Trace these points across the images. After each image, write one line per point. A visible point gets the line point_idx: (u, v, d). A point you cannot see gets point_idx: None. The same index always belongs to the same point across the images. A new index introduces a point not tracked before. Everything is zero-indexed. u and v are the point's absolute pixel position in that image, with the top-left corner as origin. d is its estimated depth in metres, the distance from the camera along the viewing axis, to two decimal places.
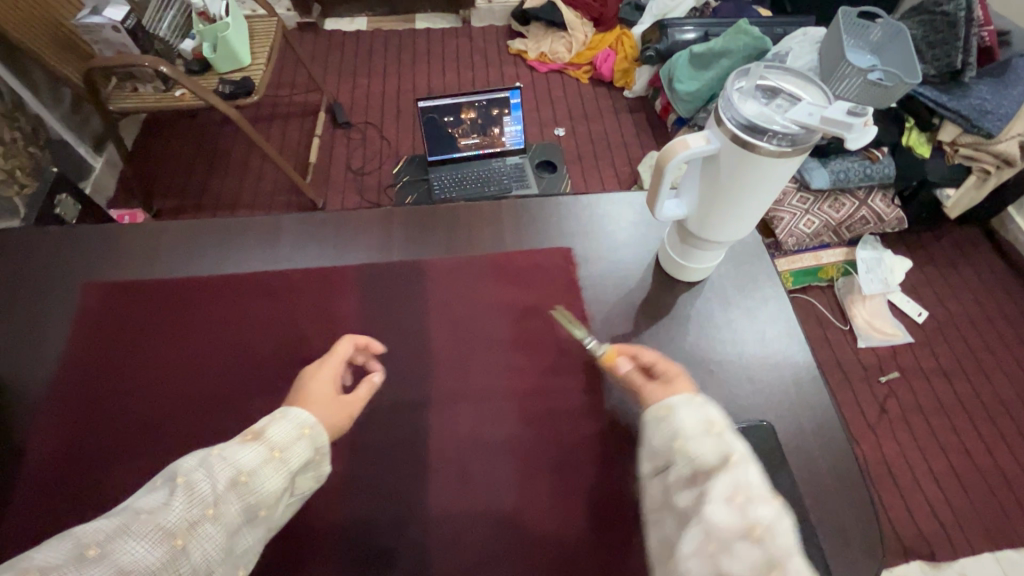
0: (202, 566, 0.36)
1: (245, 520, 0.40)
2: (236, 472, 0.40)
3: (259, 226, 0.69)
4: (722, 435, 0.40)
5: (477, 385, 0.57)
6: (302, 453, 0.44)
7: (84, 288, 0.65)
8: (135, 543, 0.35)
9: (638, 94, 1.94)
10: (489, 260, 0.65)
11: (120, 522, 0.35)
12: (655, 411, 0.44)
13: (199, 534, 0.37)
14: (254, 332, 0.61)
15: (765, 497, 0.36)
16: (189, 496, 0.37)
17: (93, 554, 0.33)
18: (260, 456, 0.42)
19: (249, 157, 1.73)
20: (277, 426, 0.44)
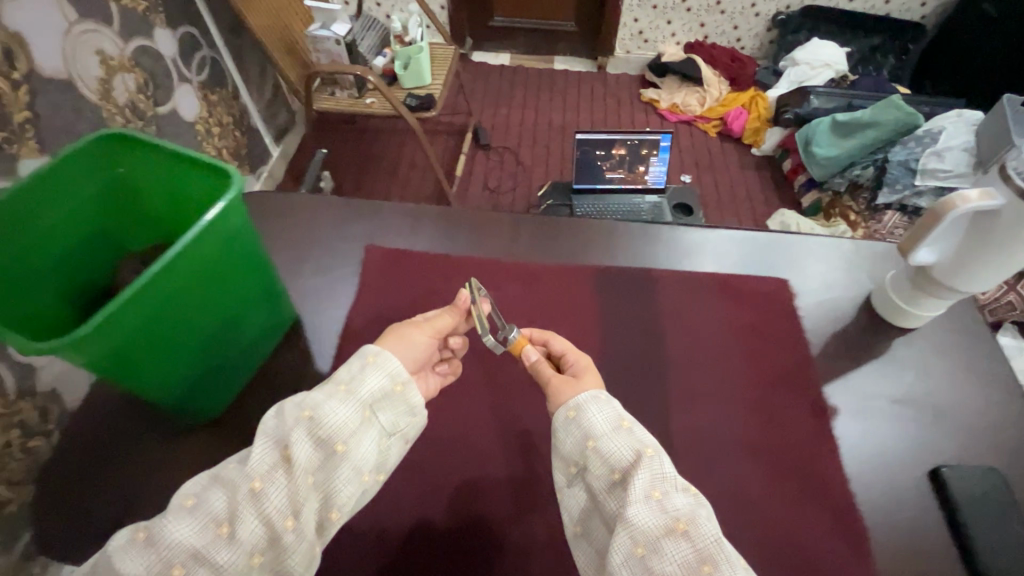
0: (286, 504, 0.41)
1: (322, 457, 0.44)
2: (303, 412, 0.44)
3: (499, 221, 0.78)
4: (630, 430, 0.47)
5: (707, 387, 0.61)
6: (371, 385, 0.47)
7: (369, 248, 0.73)
8: (220, 495, 0.41)
9: (766, 152, 1.99)
10: (713, 277, 0.70)
11: (209, 478, 0.42)
12: (563, 413, 0.49)
13: (273, 479, 0.42)
14: (504, 309, 0.67)
15: (648, 473, 0.43)
16: (268, 444, 0.43)
17: (191, 503, 0.40)
18: (325, 396, 0.45)
19: (399, 164, 1.90)
20: (345, 368, 0.48)
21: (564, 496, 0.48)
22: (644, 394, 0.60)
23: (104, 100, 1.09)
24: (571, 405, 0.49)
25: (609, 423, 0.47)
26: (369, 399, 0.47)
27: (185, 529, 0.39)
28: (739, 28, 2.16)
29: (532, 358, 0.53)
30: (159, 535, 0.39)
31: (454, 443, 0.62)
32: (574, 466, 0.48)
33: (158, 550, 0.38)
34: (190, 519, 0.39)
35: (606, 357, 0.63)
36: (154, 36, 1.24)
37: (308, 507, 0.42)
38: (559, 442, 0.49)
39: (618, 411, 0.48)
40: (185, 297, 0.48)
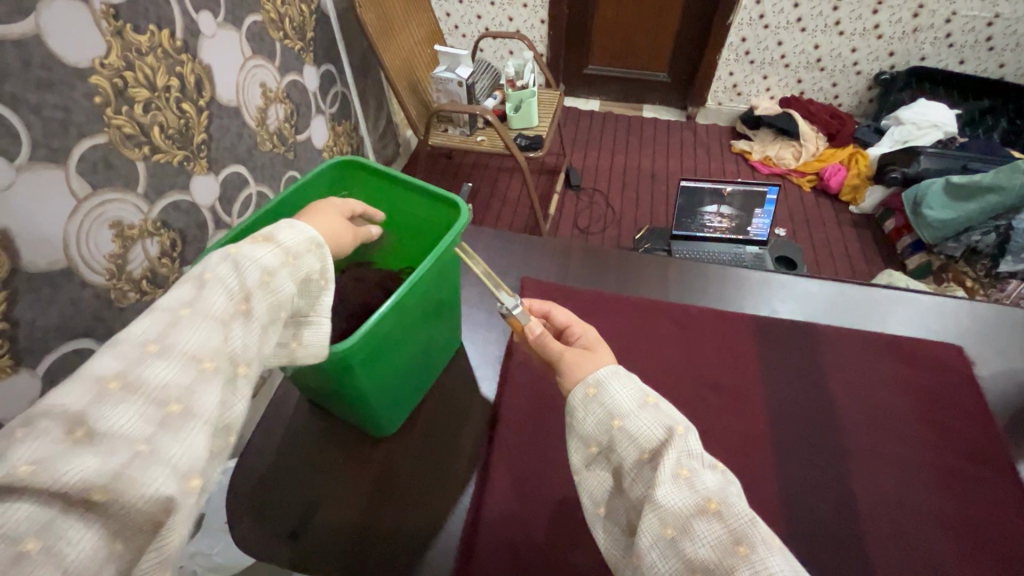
0: (250, 354, 0.38)
1: (273, 320, 0.41)
2: (263, 272, 0.40)
3: (648, 263, 0.79)
4: (657, 406, 0.40)
5: (890, 451, 0.58)
6: (313, 264, 0.44)
7: (524, 280, 0.75)
8: (189, 336, 0.35)
9: (865, 211, 1.94)
10: (881, 338, 0.68)
11: (166, 319, 0.35)
12: (582, 391, 0.42)
13: (239, 328, 0.37)
14: (665, 348, 0.67)
15: (673, 447, 0.37)
16: (223, 292, 0.37)
17: (156, 346, 0.33)
18: (280, 260, 0.41)
19: (493, 198, 1.96)
20: (282, 233, 0.43)
21: (582, 478, 0.42)
22: (819, 451, 0.58)
23: (259, 128, 1.07)
24: (591, 380, 0.42)
25: (618, 393, 0.41)
26: (310, 276, 0.44)
27: (164, 370, 0.33)
28: (837, 86, 2.15)
29: (536, 331, 0.48)
30: (139, 383, 0.32)
31: (529, 459, 0.58)
32: (594, 446, 0.41)
33: (136, 396, 0.31)
34: (167, 361, 0.33)
35: (776, 408, 0.62)
36: (304, 72, 1.31)
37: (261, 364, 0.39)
38: (577, 420, 0.42)
39: (628, 381, 0.42)
40: (413, 310, 0.53)
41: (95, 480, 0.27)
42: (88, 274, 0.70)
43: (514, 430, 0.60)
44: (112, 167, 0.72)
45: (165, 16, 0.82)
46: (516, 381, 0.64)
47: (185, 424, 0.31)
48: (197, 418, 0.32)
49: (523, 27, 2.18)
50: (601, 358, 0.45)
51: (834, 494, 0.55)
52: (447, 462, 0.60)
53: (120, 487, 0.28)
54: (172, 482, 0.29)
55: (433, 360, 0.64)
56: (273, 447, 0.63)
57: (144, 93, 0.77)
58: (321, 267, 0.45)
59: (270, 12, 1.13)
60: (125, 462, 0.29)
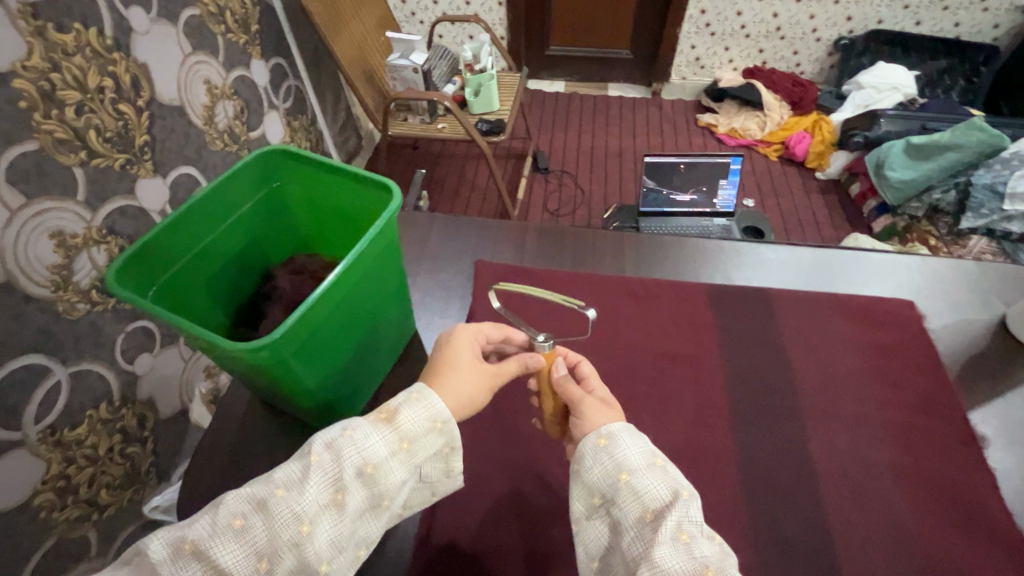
0: (328, 547, 0.38)
1: (368, 505, 0.41)
2: (366, 463, 0.40)
3: (607, 240, 0.79)
4: (665, 469, 0.42)
5: (845, 409, 0.59)
6: (427, 450, 0.43)
7: (478, 263, 0.75)
8: (269, 526, 0.37)
9: (831, 176, 1.96)
10: (836, 299, 0.68)
11: (260, 495, 0.38)
12: (593, 440, 0.44)
13: (321, 521, 0.38)
14: (621, 322, 0.67)
15: (687, 514, 0.39)
16: (318, 481, 0.39)
17: (240, 523, 0.37)
18: (389, 450, 0.41)
19: (461, 186, 1.94)
20: (405, 412, 0.43)
21: (581, 529, 0.43)
22: (780, 413, 0.59)
23: (207, 126, 1.03)
24: (603, 431, 0.44)
25: (634, 455, 0.42)
26: (423, 462, 0.43)
27: (232, 555, 0.36)
28: (799, 54, 2.15)
29: (561, 371, 0.50)
30: (214, 558, 0.36)
31: (486, 450, 0.58)
32: (598, 497, 0.42)
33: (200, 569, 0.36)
34: (236, 548, 0.36)
35: (737, 375, 0.62)
36: (252, 67, 1.26)
37: (343, 552, 0.39)
38: (583, 467, 0.43)
39: (646, 445, 0.44)
40: (350, 301, 0.51)
41: None
42: (31, 288, 0.66)
43: (470, 424, 0.60)
44: (47, 175, 0.68)
45: (91, 14, 0.78)
46: None
47: None
48: None
49: (481, 10, 2.14)
50: (613, 412, 0.47)
51: (792, 454, 0.56)
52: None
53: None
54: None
55: (381, 354, 0.62)
56: (232, 451, 0.61)
57: (75, 95, 0.73)
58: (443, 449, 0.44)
59: (209, 6, 1.09)
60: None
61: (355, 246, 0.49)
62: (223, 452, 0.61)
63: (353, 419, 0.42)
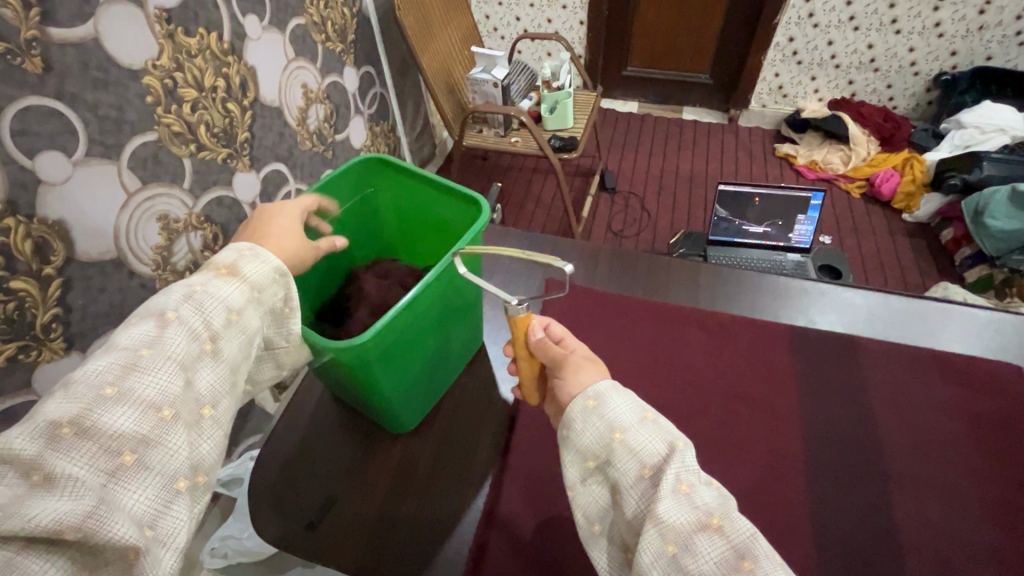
0: (213, 388, 0.39)
1: (241, 351, 0.42)
2: (229, 308, 0.42)
3: (680, 267, 0.77)
4: (657, 422, 0.40)
5: (935, 476, 0.54)
6: (278, 297, 0.46)
7: (550, 281, 0.75)
8: (149, 381, 0.36)
9: (919, 219, 1.84)
10: (931, 355, 0.63)
11: (126, 360, 0.36)
12: (582, 402, 0.42)
13: (202, 364, 0.39)
14: (693, 354, 0.65)
15: (678, 457, 0.38)
16: (184, 330, 0.39)
17: (112, 392, 0.34)
18: (243, 294, 0.43)
19: (527, 199, 1.97)
20: (246, 265, 0.44)
21: (576, 493, 0.42)
22: (858, 470, 0.55)
23: (299, 127, 1.10)
24: (591, 392, 0.42)
25: (616, 406, 0.41)
26: (270, 313, 0.45)
27: (119, 418, 0.34)
28: (893, 87, 2.04)
29: (538, 336, 0.46)
30: (95, 429, 0.33)
31: (548, 470, 0.57)
32: (592, 460, 0.41)
33: (93, 441, 0.33)
34: (124, 408, 0.34)
35: (812, 423, 0.58)
36: (344, 73, 1.34)
37: (227, 398, 0.40)
38: (575, 431, 0.42)
39: (621, 393, 0.42)
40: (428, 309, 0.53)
41: (57, 530, 0.29)
42: (135, 265, 0.72)
43: (532, 437, 0.60)
44: (161, 164, 0.75)
45: (214, 20, 0.85)
46: None
47: (133, 478, 0.33)
48: (153, 467, 0.34)
49: (562, 28, 2.16)
50: (596, 375, 0.44)
51: (869, 516, 0.52)
52: (462, 462, 0.60)
53: (84, 532, 0.29)
54: (131, 532, 0.31)
55: (451, 360, 0.63)
56: (299, 437, 0.64)
57: (192, 93, 0.79)
58: (286, 299, 0.47)
59: (313, 15, 1.17)
60: (91, 508, 0.30)
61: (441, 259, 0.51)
62: (290, 437, 0.64)
63: (192, 280, 0.42)
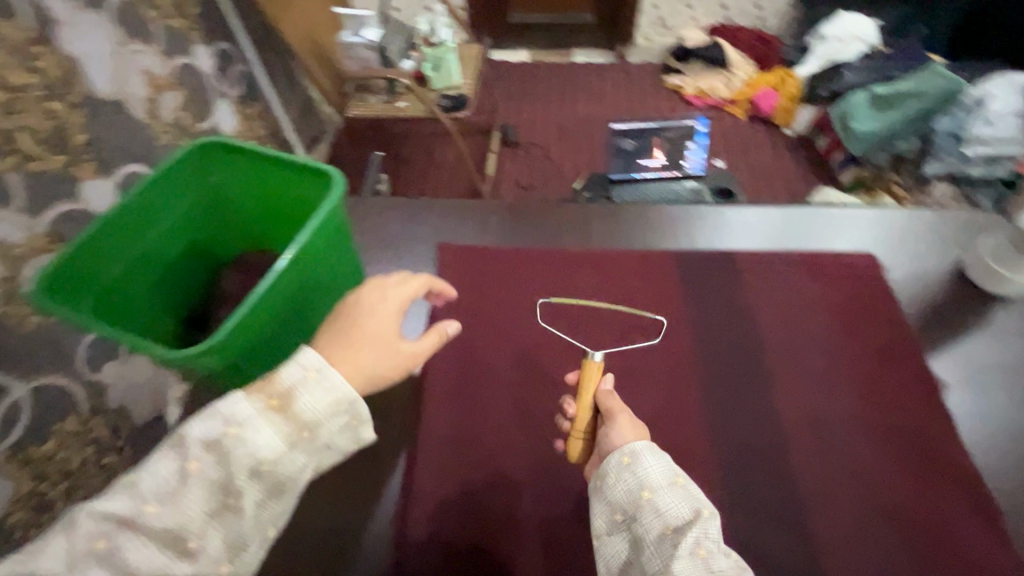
0: (223, 546, 0.39)
1: (270, 491, 0.41)
2: (260, 459, 0.40)
3: (570, 210, 0.77)
4: (686, 487, 0.42)
5: (811, 365, 0.60)
6: (328, 433, 0.43)
7: (441, 246, 0.72)
8: (139, 544, 0.37)
9: (799, 132, 1.96)
10: (799, 257, 0.68)
11: (126, 516, 0.37)
12: (617, 458, 0.44)
13: (209, 526, 0.39)
14: (591, 294, 0.67)
15: (705, 528, 0.39)
16: (204, 489, 0.39)
17: (101, 549, 0.36)
18: (281, 438, 0.41)
19: (430, 165, 1.90)
20: (302, 397, 0.42)
21: (601, 543, 0.43)
22: (749, 373, 0.59)
23: (151, 120, 0.98)
24: (627, 450, 0.44)
25: (655, 469, 0.43)
26: (329, 440, 0.43)
27: None
28: (762, 8, 2.13)
29: (605, 388, 0.49)
30: None
31: (460, 443, 0.56)
32: (619, 514, 0.43)
33: None
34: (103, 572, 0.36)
35: (705, 340, 0.62)
36: (196, 53, 1.20)
37: (242, 547, 0.40)
38: (607, 485, 0.44)
39: (667, 463, 0.44)
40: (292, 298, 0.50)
41: None
42: None
43: (438, 405, 0.59)
44: None
45: None
46: (441, 349, 0.63)
47: None
48: None
49: None
50: (640, 432, 0.46)
51: (760, 414, 0.56)
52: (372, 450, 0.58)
53: None
54: None
55: (344, 343, 0.60)
56: None
57: None
58: (352, 422, 0.44)
59: None
60: None
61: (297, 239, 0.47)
62: None
63: (241, 410, 0.40)
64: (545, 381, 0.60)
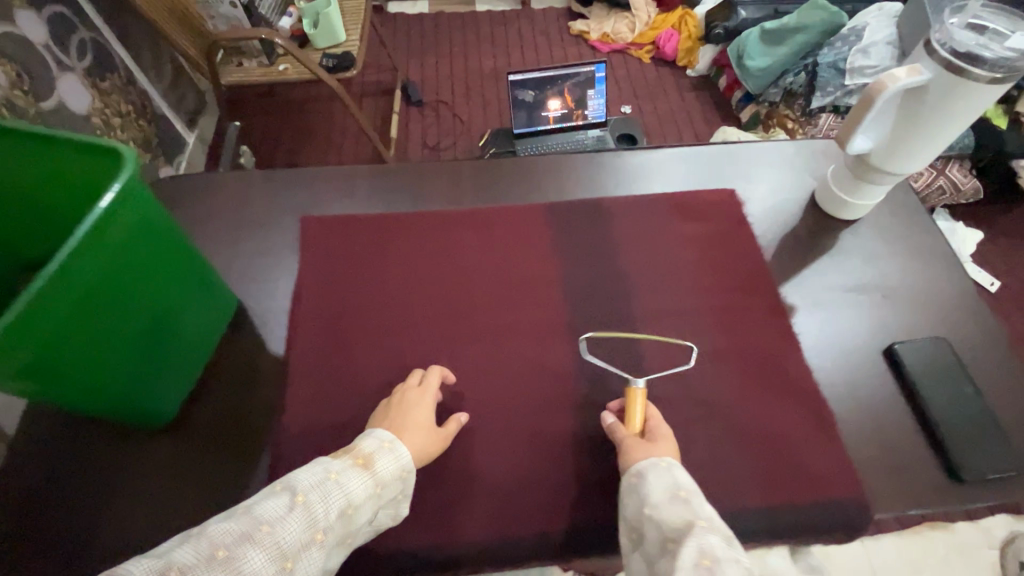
0: None
1: (338, 542, 0.42)
2: (347, 501, 0.42)
3: (442, 171, 0.74)
4: (687, 500, 0.45)
5: (673, 304, 0.61)
6: (389, 492, 0.45)
7: (303, 219, 0.67)
8: (256, 554, 0.37)
9: (700, 73, 1.97)
10: (665, 199, 0.69)
11: (247, 528, 0.38)
12: (626, 479, 0.48)
13: (304, 558, 0.39)
14: (460, 256, 0.65)
15: (702, 533, 0.42)
16: (306, 518, 0.40)
17: (223, 556, 0.36)
18: (361, 488, 0.43)
19: (331, 131, 1.79)
20: (381, 461, 0.45)
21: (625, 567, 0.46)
22: (615, 318, 0.60)
23: None
24: (634, 469, 0.47)
25: (659, 485, 0.46)
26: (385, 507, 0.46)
27: None
28: None
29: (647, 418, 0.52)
30: None
31: (327, 424, 0.54)
32: (632, 533, 0.46)
33: None
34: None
35: (573, 290, 0.62)
36: (19, 21, 1.06)
37: None
38: (622, 507, 0.47)
39: (673, 480, 0.46)
40: (115, 286, 0.45)
41: None
42: None
43: (301, 388, 0.56)
44: None
45: None
46: (304, 328, 0.59)
47: None
48: None
49: None
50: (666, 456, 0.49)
51: (624, 358, 0.58)
52: (232, 445, 0.54)
53: None
54: None
55: (199, 326, 0.56)
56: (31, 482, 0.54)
57: None
58: (402, 494, 0.47)
59: None
60: None
61: (82, 226, 0.41)
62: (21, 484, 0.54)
63: (333, 462, 0.44)
64: (413, 350, 0.59)
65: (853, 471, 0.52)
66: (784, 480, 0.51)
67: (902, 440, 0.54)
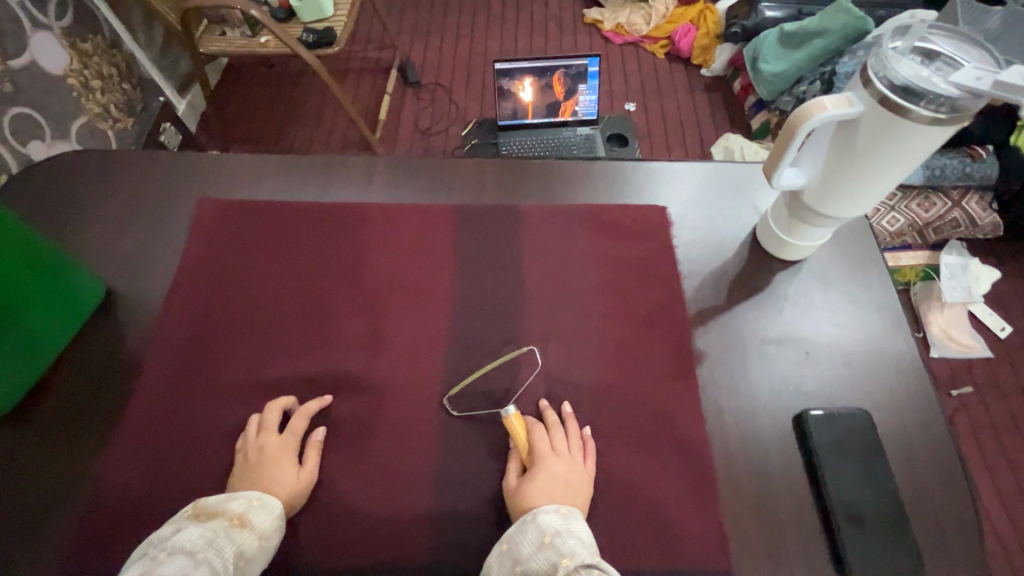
0: None
1: None
2: (232, 559, 0.41)
3: (356, 164, 0.69)
4: (552, 541, 0.42)
5: (565, 336, 0.55)
6: (272, 536, 0.44)
7: (201, 200, 0.65)
8: None
9: (716, 73, 1.85)
10: (584, 216, 0.63)
11: None
12: (496, 549, 0.43)
13: None
14: (349, 259, 0.60)
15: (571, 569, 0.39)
16: None
17: None
18: (242, 542, 0.42)
19: (323, 107, 1.75)
20: (257, 514, 0.44)
21: None
22: (498, 345, 0.55)
23: None
24: (503, 537, 0.43)
25: (527, 538, 0.42)
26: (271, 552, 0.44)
27: None
28: None
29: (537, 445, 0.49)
30: None
31: (167, 428, 0.51)
32: None
33: None
34: None
35: (460, 309, 0.57)
36: None
37: None
38: None
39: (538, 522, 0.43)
40: None
41: None
42: None
43: (150, 386, 0.53)
44: None
45: None
46: (168, 322, 0.56)
47: None
48: None
49: None
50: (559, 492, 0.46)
51: (496, 390, 0.53)
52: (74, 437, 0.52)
53: None
54: None
55: (46, 314, 0.53)
56: None
57: None
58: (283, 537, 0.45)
59: None
60: None
61: None
62: None
63: (208, 526, 0.42)
64: (274, 359, 0.54)
65: (722, 546, 0.46)
66: (645, 548, 0.46)
67: (789, 517, 0.47)
